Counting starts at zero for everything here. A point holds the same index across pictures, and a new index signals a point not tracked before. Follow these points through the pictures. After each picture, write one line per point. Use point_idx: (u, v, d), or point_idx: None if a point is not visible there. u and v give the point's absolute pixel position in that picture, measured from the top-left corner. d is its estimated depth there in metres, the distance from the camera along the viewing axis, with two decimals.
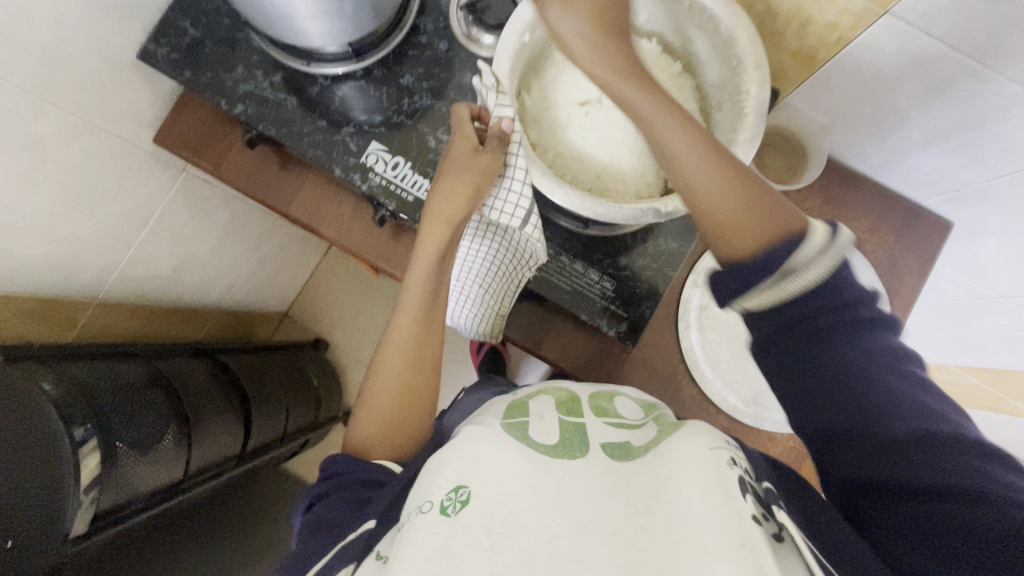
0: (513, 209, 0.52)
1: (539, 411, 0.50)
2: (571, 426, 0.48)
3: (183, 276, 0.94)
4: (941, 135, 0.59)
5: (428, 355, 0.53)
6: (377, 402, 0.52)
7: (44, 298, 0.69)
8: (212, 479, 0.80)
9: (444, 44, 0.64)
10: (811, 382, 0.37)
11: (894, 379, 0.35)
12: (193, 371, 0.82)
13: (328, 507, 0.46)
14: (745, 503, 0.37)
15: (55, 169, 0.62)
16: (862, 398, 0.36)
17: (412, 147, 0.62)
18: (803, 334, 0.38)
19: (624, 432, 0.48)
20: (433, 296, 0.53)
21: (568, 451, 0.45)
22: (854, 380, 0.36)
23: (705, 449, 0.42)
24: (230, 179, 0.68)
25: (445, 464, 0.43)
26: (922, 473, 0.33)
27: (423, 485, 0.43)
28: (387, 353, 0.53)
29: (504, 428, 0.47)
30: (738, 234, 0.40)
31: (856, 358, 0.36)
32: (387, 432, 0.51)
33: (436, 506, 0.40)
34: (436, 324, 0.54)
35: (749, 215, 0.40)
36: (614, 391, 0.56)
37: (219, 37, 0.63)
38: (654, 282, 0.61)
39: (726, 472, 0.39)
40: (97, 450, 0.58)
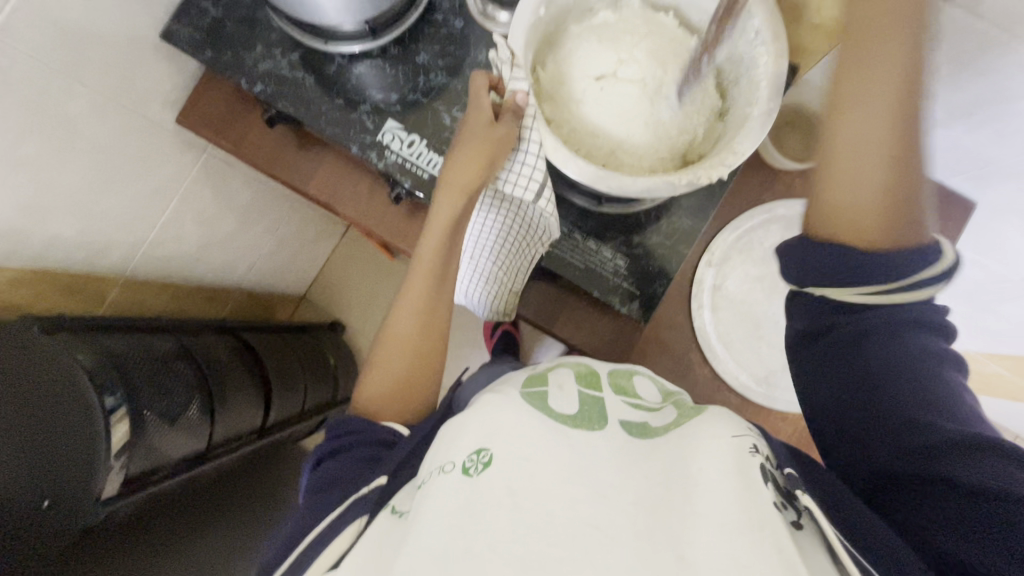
0: (527, 183, 0.52)
1: (558, 382, 0.51)
2: (589, 400, 0.47)
3: (206, 256, 0.96)
4: (965, 110, 0.58)
5: (437, 325, 0.55)
6: (388, 368, 0.54)
7: (76, 274, 0.71)
8: (234, 451, 0.82)
9: (459, 22, 0.64)
10: (848, 381, 0.40)
11: (934, 382, 0.37)
12: (215, 347, 0.85)
13: (338, 465, 0.47)
14: (767, 489, 0.37)
15: (85, 148, 0.64)
16: (897, 397, 0.38)
17: (427, 125, 0.63)
18: (845, 334, 0.40)
19: (642, 413, 0.47)
20: (444, 268, 0.54)
21: (586, 422, 0.44)
22: (888, 380, 0.38)
23: (728, 436, 0.41)
24: (250, 158, 0.70)
25: (466, 430, 0.44)
26: (935, 459, 0.35)
27: (444, 447, 0.44)
28: (397, 322, 0.54)
29: (521, 397, 0.48)
30: (866, 225, 0.39)
31: (887, 362, 0.38)
32: (395, 395, 0.53)
33: (458, 467, 0.41)
34: (445, 296, 0.55)
35: (873, 210, 0.38)
36: (633, 370, 0.56)
37: (239, 17, 0.64)
38: (667, 260, 0.61)
39: (749, 459, 0.39)
40: (127, 417, 0.61)
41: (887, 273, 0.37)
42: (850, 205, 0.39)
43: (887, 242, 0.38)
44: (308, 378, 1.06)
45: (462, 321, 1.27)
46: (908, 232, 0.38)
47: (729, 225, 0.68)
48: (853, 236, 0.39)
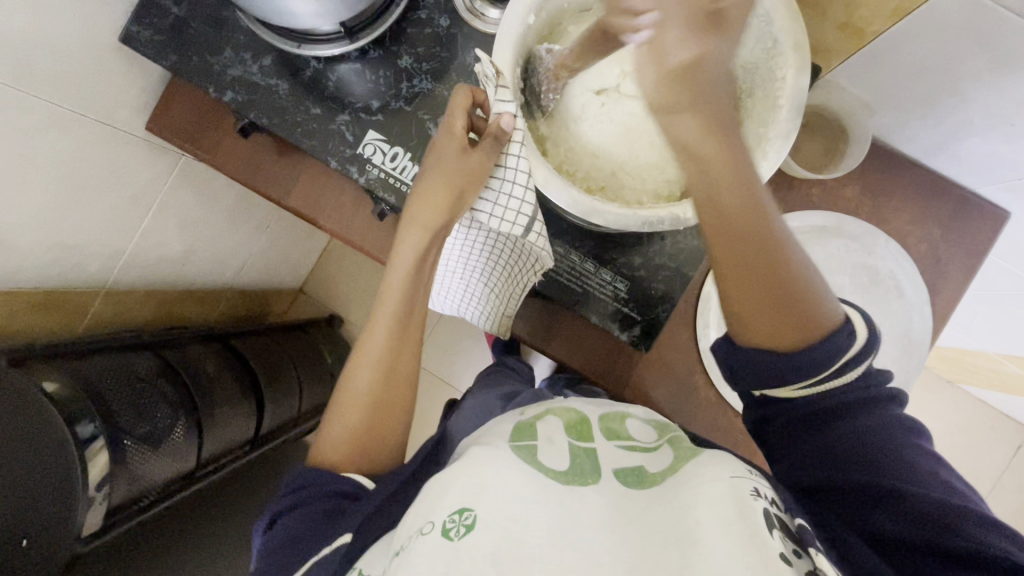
0: (514, 218, 0.46)
1: (547, 433, 0.49)
2: (581, 452, 0.46)
3: (191, 260, 0.93)
4: (1006, 117, 0.52)
5: (403, 366, 0.51)
6: (350, 412, 0.50)
7: (48, 291, 0.68)
8: (224, 465, 0.81)
9: (444, 20, 0.58)
10: (827, 449, 0.40)
11: (906, 448, 0.39)
12: (201, 359, 0.82)
13: (295, 520, 0.45)
14: (773, 539, 0.35)
15: (46, 164, 0.59)
16: (881, 462, 0.39)
17: (411, 136, 0.58)
18: (829, 411, 0.40)
19: (636, 455, 0.46)
20: (411, 307, 0.50)
21: (579, 477, 0.43)
22: (869, 445, 0.39)
23: (724, 478, 0.39)
24: (225, 167, 0.65)
25: (448, 488, 0.42)
26: (926, 519, 0.36)
27: (426, 502, 0.42)
28: (359, 363, 0.51)
29: (512, 449, 0.46)
30: (763, 322, 0.40)
31: (865, 431, 0.40)
32: (358, 442, 0.50)
33: (438, 527, 0.39)
34: (412, 335, 0.51)
35: (773, 309, 0.39)
36: (625, 413, 0.54)
37: (204, 17, 0.58)
38: (671, 283, 0.57)
39: (749, 502, 0.37)
40: (107, 447, 0.59)
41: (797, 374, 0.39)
42: (755, 306, 0.39)
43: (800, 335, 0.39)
44: (303, 382, 1.04)
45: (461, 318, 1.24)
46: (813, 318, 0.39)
47: None
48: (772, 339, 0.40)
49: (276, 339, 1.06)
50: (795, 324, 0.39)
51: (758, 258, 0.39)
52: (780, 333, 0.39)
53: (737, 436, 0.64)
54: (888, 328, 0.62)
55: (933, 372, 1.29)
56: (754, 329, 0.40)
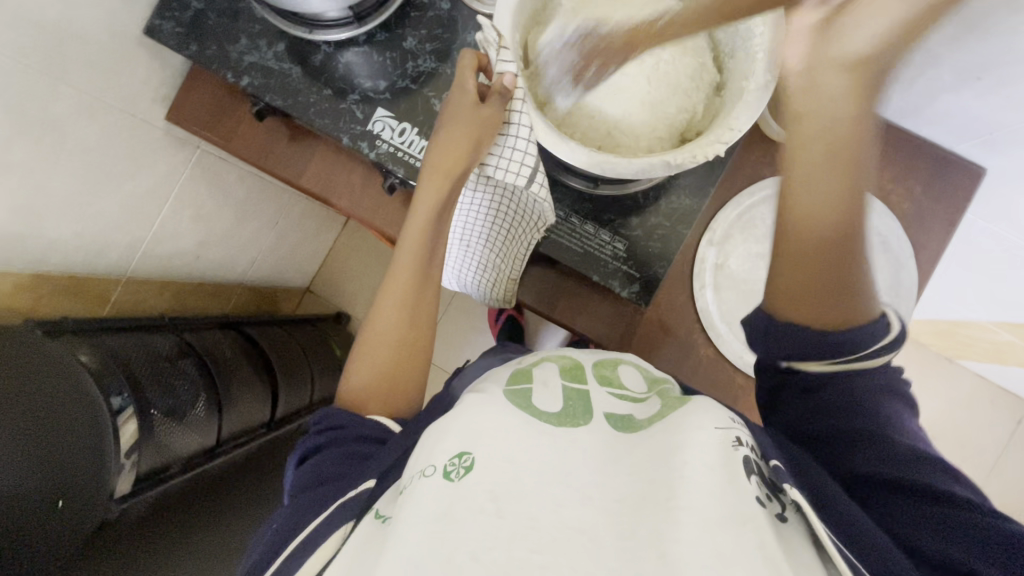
0: (517, 169, 0.50)
1: (543, 377, 0.52)
2: (572, 394, 0.49)
3: (206, 253, 0.96)
4: (973, 74, 0.56)
5: (423, 312, 0.55)
6: (375, 355, 0.54)
7: (75, 276, 0.72)
8: (244, 444, 0.84)
9: (445, 4, 0.62)
10: (828, 405, 0.43)
11: (896, 412, 0.42)
12: (220, 343, 0.86)
13: (324, 462, 0.49)
14: (750, 484, 0.39)
15: (75, 150, 0.63)
16: (875, 421, 0.41)
17: (417, 112, 0.62)
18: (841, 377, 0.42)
19: (626, 402, 0.49)
20: (430, 255, 0.54)
21: (572, 418, 0.46)
22: (863, 405, 0.42)
23: (711, 425, 0.42)
24: (239, 150, 0.69)
25: (448, 432, 0.45)
26: (896, 463, 0.39)
27: (426, 449, 0.45)
28: (383, 309, 0.55)
29: (506, 395, 0.49)
30: (812, 303, 0.41)
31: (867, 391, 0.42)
32: (382, 384, 0.54)
33: (439, 470, 0.41)
34: (431, 283, 0.55)
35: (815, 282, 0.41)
36: (618, 360, 0.57)
37: (221, 9, 0.62)
38: (667, 242, 0.60)
39: (731, 453, 0.40)
40: (134, 417, 0.62)
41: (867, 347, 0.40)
42: (794, 291, 0.42)
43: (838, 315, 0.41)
44: (315, 370, 1.07)
45: (466, 307, 1.27)
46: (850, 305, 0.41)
47: (730, 202, 0.67)
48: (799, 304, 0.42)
49: (288, 331, 1.09)
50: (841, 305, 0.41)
51: (827, 261, 0.40)
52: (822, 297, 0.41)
53: (737, 390, 0.67)
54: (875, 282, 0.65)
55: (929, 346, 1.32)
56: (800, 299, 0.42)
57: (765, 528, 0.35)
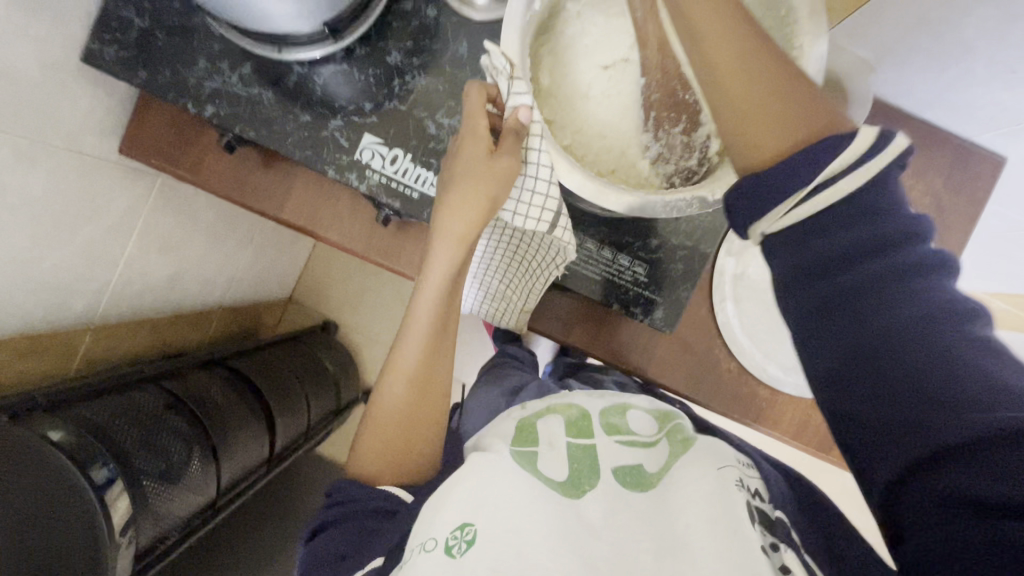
0: (538, 214, 0.44)
1: (549, 436, 0.47)
2: (579, 455, 0.45)
3: (178, 283, 0.89)
4: (1007, 67, 0.53)
5: (437, 380, 0.50)
6: (385, 430, 0.49)
7: (38, 335, 0.64)
8: (245, 489, 0.79)
9: (431, 10, 0.55)
10: (855, 344, 0.32)
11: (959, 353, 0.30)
12: (206, 384, 0.79)
13: (332, 538, 0.45)
14: (755, 532, 0.36)
15: (19, 201, 0.55)
16: (922, 359, 0.30)
17: (410, 135, 0.55)
18: (844, 289, 0.33)
19: (636, 451, 0.46)
20: (446, 318, 0.48)
21: (576, 486, 0.42)
22: (927, 350, 0.30)
23: (711, 471, 0.41)
24: (210, 185, 0.62)
25: (450, 498, 0.42)
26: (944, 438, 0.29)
27: (426, 516, 0.42)
28: (392, 381, 0.49)
29: (513, 455, 0.45)
30: (763, 133, 0.35)
31: (917, 314, 0.31)
32: (391, 455, 0.49)
33: (440, 544, 0.39)
34: (445, 348, 0.50)
35: (773, 123, 0.35)
36: (625, 405, 0.53)
37: (173, 27, 0.54)
38: (690, 262, 0.56)
39: (733, 496, 0.38)
40: (125, 491, 0.57)
41: (819, 188, 0.33)
42: (749, 125, 0.36)
43: (808, 134, 0.35)
44: (308, 392, 1.02)
45: None
46: (822, 124, 0.35)
47: None
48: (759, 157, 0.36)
49: (275, 353, 1.03)
50: (788, 129, 0.35)
51: (786, 95, 0.36)
52: (774, 150, 0.35)
53: (760, 402, 0.65)
54: None
55: None
56: (748, 154, 0.36)
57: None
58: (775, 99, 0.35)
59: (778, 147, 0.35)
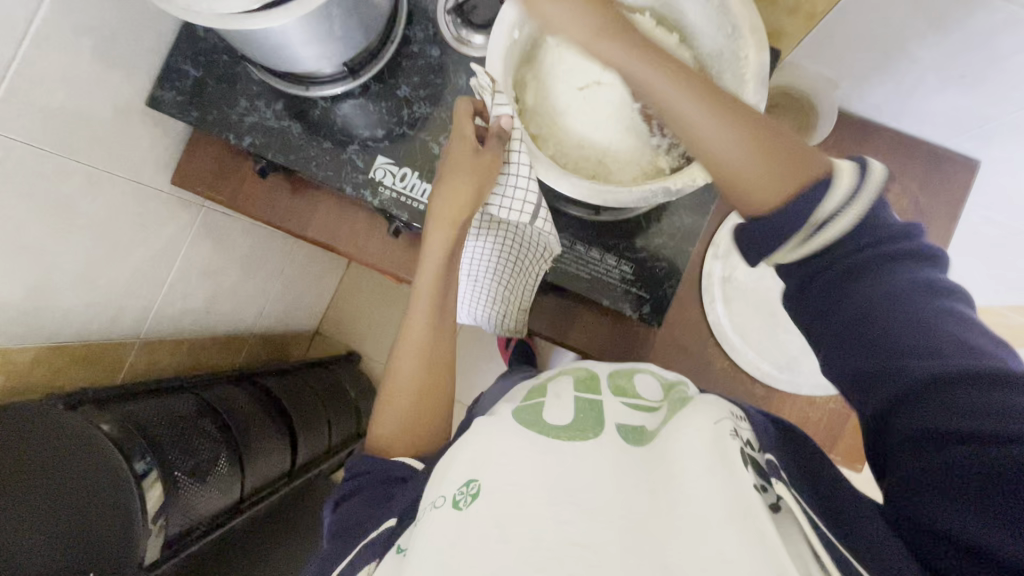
0: (520, 205, 0.53)
1: (556, 391, 0.52)
2: (586, 406, 0.48)
3: (215, 307, 0.97)
4: (956, 74, 0.57)
5: (442, 357, 0.57)
6: (402, 401, 0.56)
7: (92, 344, 0.72)
8: (266, 497, 0.83)
9: (435, 51, 0.64)
10: (843, 323, 0.38)
11: (928, 315, 0.35)
12: (236, 397, 0.86)
13: (352, 507, 0.50)
14: (746, 472, 0.38)
15: (86, 223, 0.65)
16: (896, 326, 0.36)
17: (417, 156, 0.63)
18: (835, 277, 0.39)
19: (640, 412, 0.49)
20: (444, 298, 0.56)
21: (582, 431, 0.44)
22: (890, 312, 0.36)
23: (709, 424, 0.43)
24: (246, 209, 0.70)
25: (457, 461, 0.45)
26: (912, 386, 0.34)
27: (437, 480, 0.45)
28: (403, 356, 0.56)
29: (519, 411, 0.49)
30: (755, 190, 0.40)
31: (898, 287, 0.37)
32: (403, 426, 0.55)
33: (449, 501, 0.42)
34: (447, 326, 0.57)
35: (787, 169, 0.39)
36: (634, 370, 0.57)
37: (220, 75, 0.64)
38: (674, 260, 0.61)
39: (727, 443, 0.40)
40: (159, 482, 0.63)
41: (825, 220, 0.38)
42: (749, 178, 0.40)
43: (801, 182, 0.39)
44: (330, 414, 1.07)
45: (475, 337, 1.27)
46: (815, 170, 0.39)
47: (731, 215, 0.67)
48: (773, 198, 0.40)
49: (301, 376, 1.09)
50: (788, 168, 0.39)
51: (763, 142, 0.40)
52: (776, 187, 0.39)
53: (757, 399, 0.67)
54: None
55: None
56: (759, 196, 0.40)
57: (758, 507, 0.35)
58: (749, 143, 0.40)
59: (791, 190, 0.39)
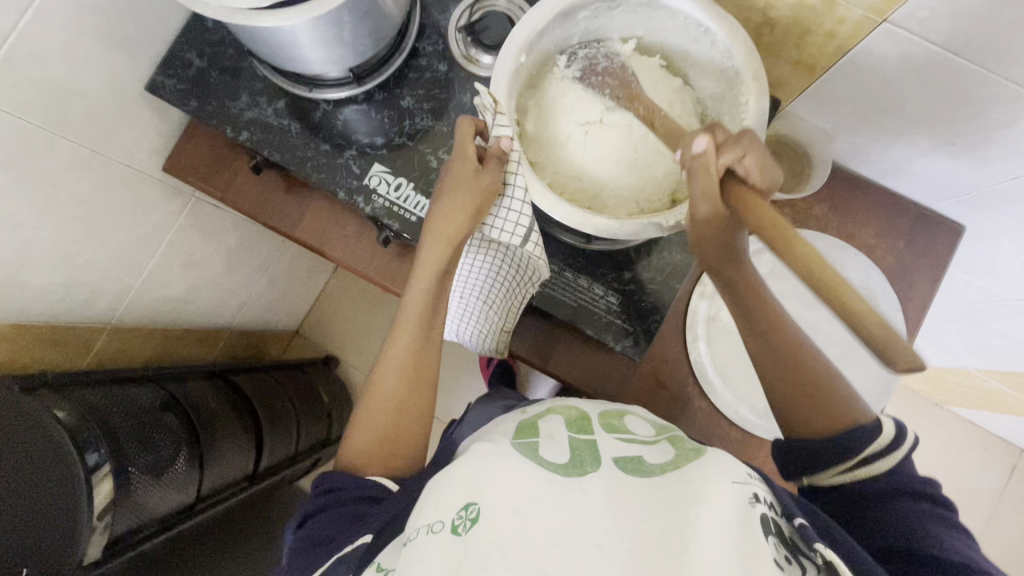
0: (513, 228, 0.53)
1: (548, 430, 0.49)
2: (580, 444, 0.46)
3: (194, 299, 0.94)
4: (946, 138, 0.59)
5: (426, 371, 0.55)
6: (379, 413, 0.53)
7: (61, 326, 0.70)
8: (224, 500, 0.80)
9: (443, 66, 0.64)
10: (861, 515, 0.43)
11: (946, 531, 0.40)
12: (203, 392, 0.83)
13: (321, 525, 0.48)
14: (768, 544, 0.37)
15: (67, 202, 0.63)
16: (915, 524, 0.40)
17: (414, 168, 0.63)
18: (846, 505, 0.43)
19: (634, 446, 0.47)
20: (432, 312, 0.54)
21: (578, 467, 0.43)
22: (905, 512, 0.41)
23: (727, 480, 0.41)
24: (236, 203, 0.69)
25: (451, 483, 0.43)
26: (939, 573, 0.38)
27: (430, 501, 0.43)
28: (386, 368, 0.54)
29: (512, 446, 0.47)
30: (810, 418, 0.45)
31: (920, 506, 0.42)
32: (380, 445, 0.52)
33: (447, 525, 0.40)
34: (434, 340, 0.56)
35: (813, 407, 0.45)
36: (623, 411, 0.54)
37: (224, 67, 0.64)
38: (660, 296, 0.61)
39: (747, 510, 0.39)
40: (111, 476, 0.60)
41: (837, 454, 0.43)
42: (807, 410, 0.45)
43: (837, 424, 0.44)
44: (301, 419, 1.04)
45: (457, 353, 1.25)
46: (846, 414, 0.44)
47: None
48: (812, 428, 0.45)
49: (275, 377, 1.06)
50: (830, 412, 0.45)
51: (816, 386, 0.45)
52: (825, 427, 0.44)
53: (733, 444, 0.66)
54: (868, 336, 0.66)
55: (920, 393, 1.34)
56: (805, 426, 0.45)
57: None
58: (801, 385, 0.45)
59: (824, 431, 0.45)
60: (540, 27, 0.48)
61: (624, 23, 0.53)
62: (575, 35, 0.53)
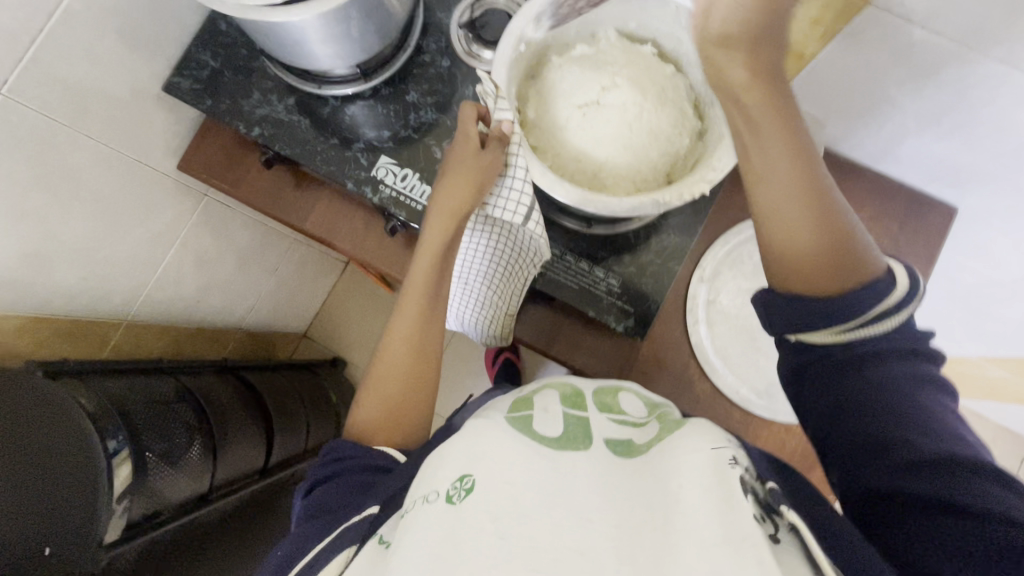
0: (514, 208, 0.55)
1: (543, 404, 0.50)
2: (573, 422, 0.47)
3: (205, 297, 0.97)
4: (933, 119, 0.61)
5: (431, 348, 0.57)
6: (386, 386, 0.55)
7: (80, 320, 0.72)
8: (236, 492, 0.82)
9: (446, 62, 0.67)
10: (847, 398, 0.41)
11: (927, 407, 0.39)
12: (215, 386, 0.85)
13: (331, 491, 0.50)
14: (746, 502, 0.37)
15: (89, 199, 0.66)
16: (894, 411, 0.39)
17: (419, 159, 0.65)
18: (835, 361, 0.42)
19: (626, 428, 0.47)
20: (437, 288, 0.57)
21: (573, 443, 0.44)
22: (884, 396, 0.40)
23: (706, 447, 0.41)
24: (248, 198, 0.72)
25: (447, 458, 0.45)
26: (907, 470, 0.38)
27: (427, 475, 0.45)
28: (392, 345, 0.56)
29: (507, 421, 0.48)
30: (815, 272, 0.43)
31: (902, 382, 0.40)
32: (387, 416, 0.55)
33: (442, 496, 0.41)
34: (438, 319, 0.58)
35: (824, 269, 0.42)
36: (618, 387, 0.55)
37: (237, 67, 0.67)
38: (659, 278, 0.63)
39: (726, 472, 0.39)
40: (129, 460, 0.62)
41: (841, 314, 0.41)
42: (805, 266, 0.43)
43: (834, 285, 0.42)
44: (309, 415, 1.05)
45: (463, 351, 1.27)
46: (851, 275, 0.42)
47: (718, 240, 0.69)
48: (804, 284, 0.43)
49: (284, 375, 1.08)
50: (833, 271, 0.42)
51: (829, 257, 0.42)
52: (824, 285, 0.42)
53: (736, 424, 0.67)
54: None
55: None
56: (805, 281, 0.43)
57: (759, 541, 0.34)
58: (822, 242, 0.42)
59: (831, 283, 0.42)
60: (538, 17, 0.51)
61: (618, 14, 0.56)
62: (572, 26, 0.56)
